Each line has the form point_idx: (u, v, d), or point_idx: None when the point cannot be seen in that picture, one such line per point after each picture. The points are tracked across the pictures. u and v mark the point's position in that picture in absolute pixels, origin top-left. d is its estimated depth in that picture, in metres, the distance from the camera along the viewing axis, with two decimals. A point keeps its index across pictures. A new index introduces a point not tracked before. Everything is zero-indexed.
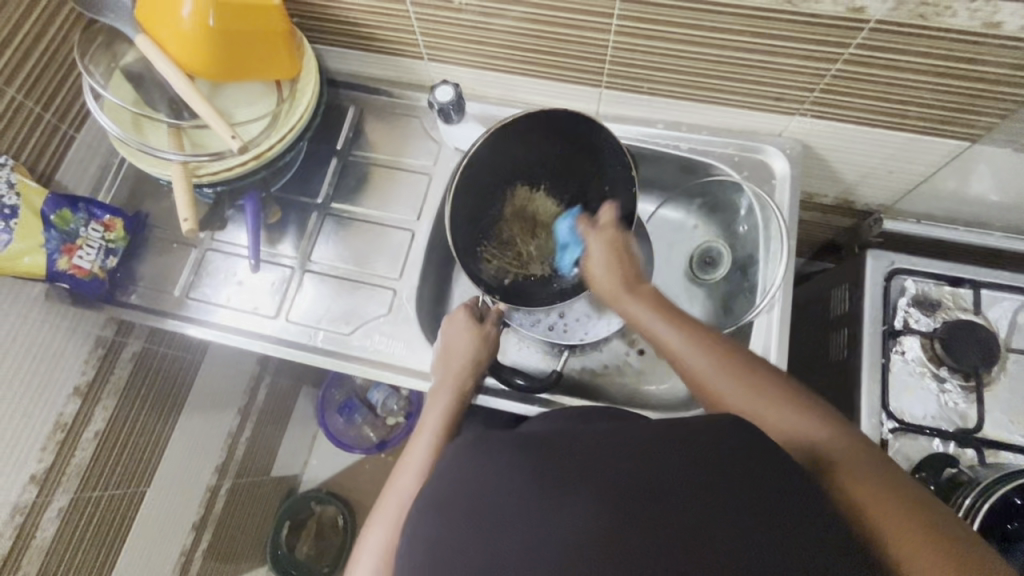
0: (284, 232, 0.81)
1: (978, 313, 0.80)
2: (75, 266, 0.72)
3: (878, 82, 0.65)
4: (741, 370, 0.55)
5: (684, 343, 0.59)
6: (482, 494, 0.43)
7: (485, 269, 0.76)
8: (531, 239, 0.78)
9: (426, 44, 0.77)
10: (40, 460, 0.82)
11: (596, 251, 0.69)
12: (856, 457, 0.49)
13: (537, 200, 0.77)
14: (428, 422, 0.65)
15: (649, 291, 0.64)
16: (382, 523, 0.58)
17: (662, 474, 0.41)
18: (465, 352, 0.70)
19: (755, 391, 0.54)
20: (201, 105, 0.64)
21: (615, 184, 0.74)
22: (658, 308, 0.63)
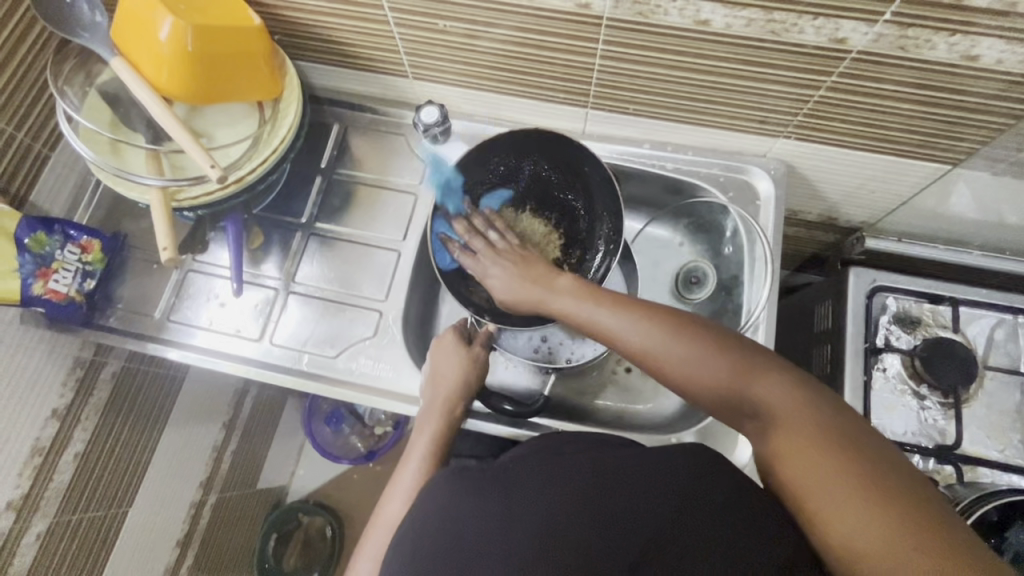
0: (268, 253, 0.79)
1: (957, 330, 0.81)
2: (51, 290, 0.71)
3: (859, 109, 0.65)
4: (720, 356, 0.50)
5: (652, 336, 0.52)
6: (460, 523, 0.44)
7: (476, 292, 0.77)
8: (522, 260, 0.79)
9: (411, 63, 0.76)
10: (16, 486, 0.80)
11: (494, 275, 0.67)
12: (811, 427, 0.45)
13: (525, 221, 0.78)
14: (414, 446, 0.64)
15: (581, 289, 0.60)
16: (372, 554, 0.57)
17: (633, 494, 0.44)
18: (454, 373, 0.69)
19: (729, 369, 0.50)
20: (177, 130, 0.62)
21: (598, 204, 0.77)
22: (585, 295, 0.59)
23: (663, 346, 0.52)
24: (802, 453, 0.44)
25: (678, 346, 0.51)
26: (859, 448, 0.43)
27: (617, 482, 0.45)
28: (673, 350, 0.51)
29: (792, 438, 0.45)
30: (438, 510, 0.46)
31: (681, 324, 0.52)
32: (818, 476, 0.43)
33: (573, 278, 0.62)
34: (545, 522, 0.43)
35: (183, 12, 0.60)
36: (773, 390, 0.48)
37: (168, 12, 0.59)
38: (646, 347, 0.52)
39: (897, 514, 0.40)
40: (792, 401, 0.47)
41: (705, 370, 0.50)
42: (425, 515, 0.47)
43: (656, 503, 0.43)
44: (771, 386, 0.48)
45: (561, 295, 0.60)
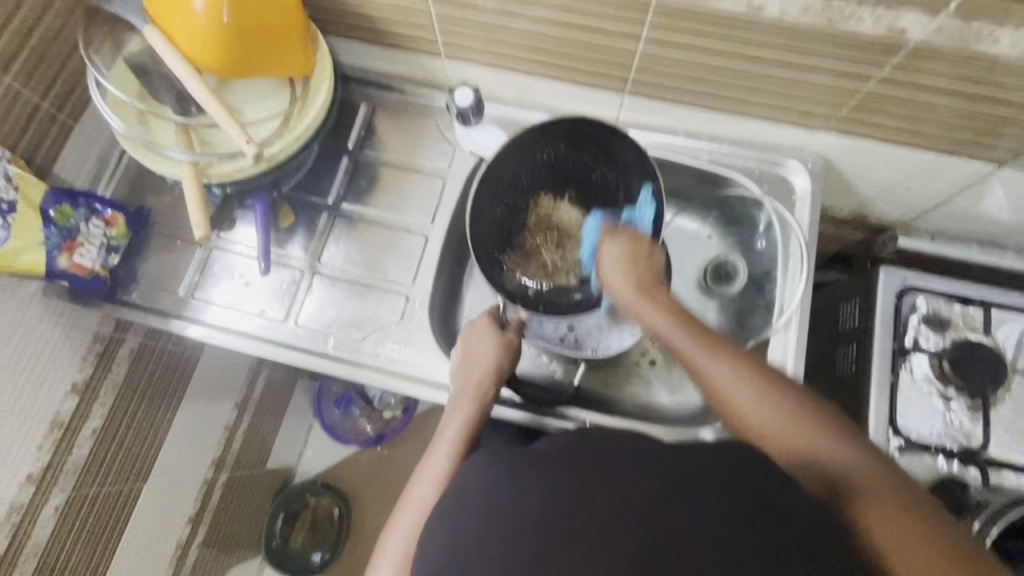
0: (294, 233, 0.78)
1: (988, 333, 0.80)
2: (76, 264, 0.70)
3: (907, 103, 0.64)
4: (793, 409, 0.53)
5: (735, 375, 0.56)
6: (500, 502, 0.44)
7: (509, 280, 0.77)
8: (555, 249, 0.77)
9: (444, 42, 0.74)
10: (36, 459, 0.80)
11: (607, 257, 0.67)
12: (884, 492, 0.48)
13: (562, 209, 0.78)
14: (446, 430, 0.63)
15: (674, 308, 0.62)
16: (403, 533, 0.57)
17: (678, 483, 0.42)
18: (486, 357, 0.68)
19: (798, 422, 0.53)
20: (212, 106, 0.61)
21: (635, 187, 0.75)
22: (673, 313, 0.61)
23: (744, 393, 0.55)
24: (882, 516, 0.47)
25: (756, 385, 0.55)
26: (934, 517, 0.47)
27: (663, 471, 0.43)
28: (747, 392, 0.55)
29: (878, 502, 0.48)
30: (474, 489, 0.46)
31: (763, 374, 0.56)
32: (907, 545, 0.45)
33: (671, 292, 0.64)
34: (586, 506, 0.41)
35: None
36: (840, 446, 0.51)
37: None
38: (728, 387, 0.56)
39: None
40: (860, 462, 0.50)
41: (777, 416, 0.53)
42: (465, 491, 0.47)
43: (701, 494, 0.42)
44: (838, 446, 0.51)
45: (650, 308, 0.62)
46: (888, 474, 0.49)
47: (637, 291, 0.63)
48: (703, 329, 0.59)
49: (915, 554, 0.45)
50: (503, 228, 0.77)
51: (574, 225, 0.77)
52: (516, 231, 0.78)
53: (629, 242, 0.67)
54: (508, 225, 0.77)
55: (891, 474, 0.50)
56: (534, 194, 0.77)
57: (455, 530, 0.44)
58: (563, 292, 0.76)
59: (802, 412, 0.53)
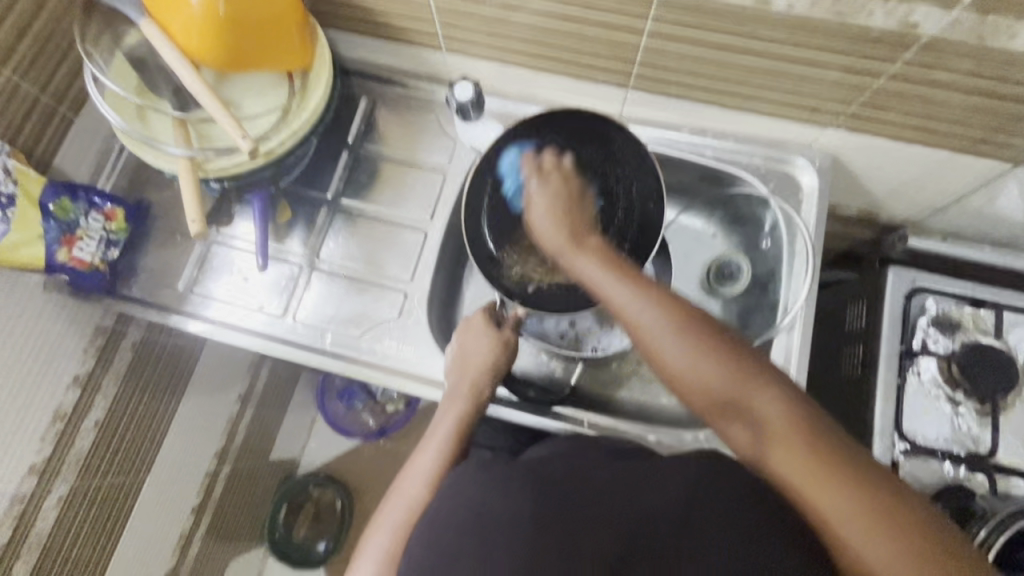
0: (293, 229, 0.78)
1: (998, 336, 0.78)
2: (75, 258, 0.70)
3: (920, 99, 0.62)
4: (718, 357, 0.50)
5: (659, 321, 0.52)
6: (486, 506, 0.43)
7: (506, 277, 0.74)
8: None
9: (444, 35, 0.73)
10: (39, 451, 0.81)
11: (535, 214, 0.64)
12: (812, 437, 0.46)
13: None
14: (438, 427, 0.63)
15: (605, 261, 0.59)
16: (385, 529, 0.56)
17: (659, 490, 0.43)
18: (481, 355, 0.68)
19: (721, 368, 0.50)
20: (208, 100, 0.60)
21: (633, 184, 0.72)
22: (606, 264, 0.58)
23: (669, 340, 0.51)
24: (815, 469, 0.44)
25: (682, 334, 0.51)
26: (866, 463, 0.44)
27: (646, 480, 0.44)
28: (671, 338, 0.51)
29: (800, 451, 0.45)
30: (467, 496, 0.45)
31: (688, 317, 0.52)
32: (838, 498, 0.43)
33: (601, 242, 0.61)
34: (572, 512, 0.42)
35: None
36: (770, 398, 0.48)
37: None
38: (654, 334, 0.52)
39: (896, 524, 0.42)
40: (786, 410, 0.47)
41: (703, 367, 0.50)
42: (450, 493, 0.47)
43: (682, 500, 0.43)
44: (765, 396, 0.48)
45: (588, 262, 0.59)
46: (814, 420, 0.46)
47: (568, 241, 0.61)
48: (630, 279, 0.55)
49: (844, 505, 0.43)
50: (498, 224, 0.74)
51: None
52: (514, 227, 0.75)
53: (552, 165, 0.68)
54: (503, 221, 0.74)
55: (817, 417, 0.47)
56: (533, 189, 0.74)
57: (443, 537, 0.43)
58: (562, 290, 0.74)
59: (725, 356, 0.50)
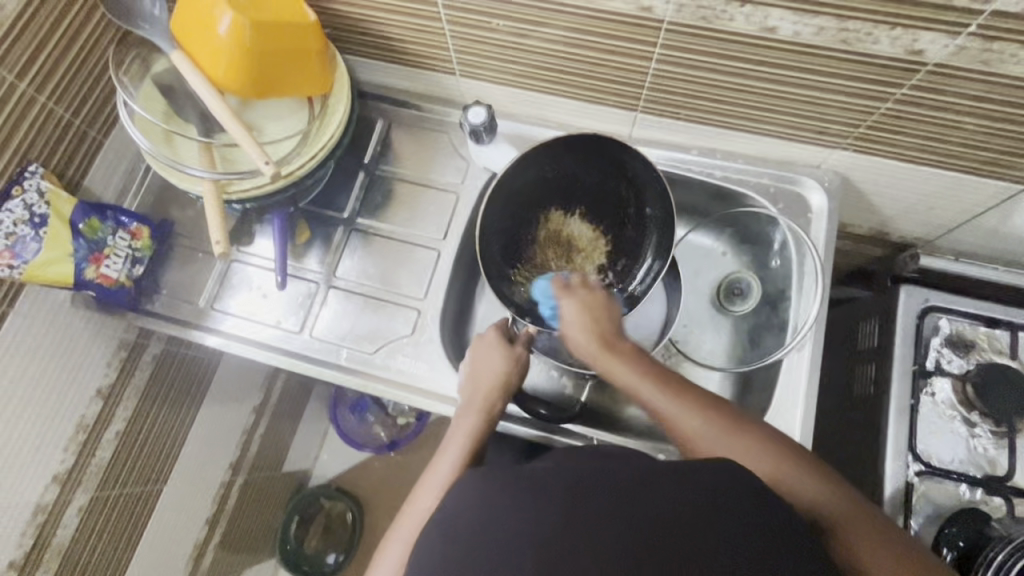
0: (311, 247, 0.80)
1: (1014, 357, 0.77)
2: (103, 275, 0.73)
3: (928, 122, 0.62)
4: (762, 450, 0.55)
5: (709, 425, 0.57)
6: (491, 517, 0.44)
7: (518, 292, 0.77)
8: (565, 263, 0.79)
9: (458, 61, 0.75)
10: (62, 461, 0.83)
11: (569, 314, 0.67)
12: (863, 528, 0.52)
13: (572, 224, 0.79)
14: (450, 442, 0.64)
15: (639, 364, 0.62)
16: (399, 539, 0.58)
17: (659, 496, 0.44)
18: (493, 370, 0.68)
19: (768, 461, 0.55)
20: (233, 125, 0.62)
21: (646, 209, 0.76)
22: (645, 368, 0.62)
23: (718, 440, 0.57)
24: (874, 560, 0.50)
25: (725, 434, 0.57)
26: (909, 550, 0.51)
27: (647, 487, 0.45)
28: (717, 435, 0.57)
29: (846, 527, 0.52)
30: (474, 504, 0.46)
31: (723, 412, 0.58)
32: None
33: (633, 345, 0.65)
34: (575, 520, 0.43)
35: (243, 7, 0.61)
36: (821, 490, 0.54)
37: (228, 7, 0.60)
38: (700, 434, 0.57)
39: None
40: (836, 501, 0.53)
41: (751, 460, 0.55)
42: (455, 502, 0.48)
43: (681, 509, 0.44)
44: (817, 487, 0.54)
45: (615, 362, 0.63)
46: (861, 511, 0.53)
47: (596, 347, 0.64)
48: (667, 386, 0.60)
49: None
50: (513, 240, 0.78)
51: (586, 241, 0.78)
52: (526, 244, 0.79)
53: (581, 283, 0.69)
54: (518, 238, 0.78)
55: (861, 505, 0.53)
56: (546, 208, 0.78)
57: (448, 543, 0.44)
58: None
59: (768, 447, 0.56)
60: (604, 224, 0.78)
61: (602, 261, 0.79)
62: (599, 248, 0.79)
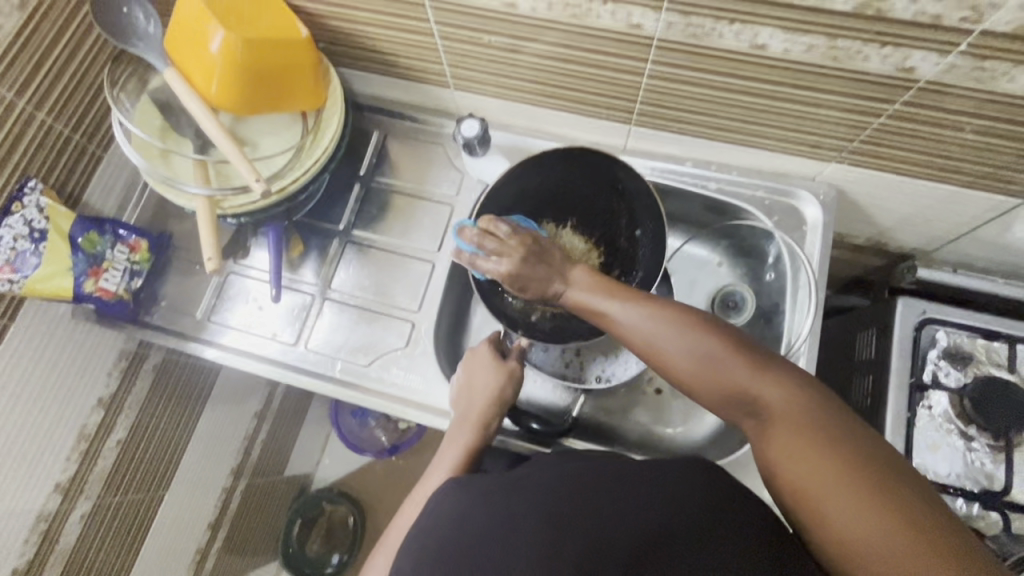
0: (306, 258, 0.81)
1: (1012, 370, 0.77)
2: (101, 288, 0.74)
3: (922, 138, 0.62)
4: (709, 346, 0.51)
5: (651, 318, 0.53)
6: (465, 522, 0.45)
7: (510, 306, 0.77)
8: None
9: (452, 74, 0.76)
10: (64, 469, 0.84)
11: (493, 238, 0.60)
12: (809, 426, 0.47)
13: (565, 237, 0.79)
14: (444, 457, 0.65)
15: (590, 269, 0.59)
16: (387, 553, 0.59)
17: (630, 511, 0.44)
18: (487, 386, 0.69)
19: (710, 356, 0.51)
20: (225, 142, 0.63)
21: (637, 223, 0.76)
22: (594, 271, 0.58)
23: (656, 331, 0.53)
24: (807, 451, 0.46)
25: (667, 327, 0.53)
26: (867, 453, 0.45)
27: (618, 499, 0.45)
28: (659, 329, 0.53)
29: (797, 434, 0.47)
30: (451, 516, 0.46)
31: (673, 309, 0.53)
32: (836, 483, 0.44)
33: (586, 260, 0.59)
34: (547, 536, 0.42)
35: (234, 25, 0.61)
36: (773, 384, 0.49)
37: (219, 25, 0.60)
38: (640, 328, 0.54)
39: (898, 515, 0.42)
40: (788, 397, 0.48)
41: (691, 356, 0.52)
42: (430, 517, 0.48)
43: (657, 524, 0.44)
44: (767, 383, 0.49)
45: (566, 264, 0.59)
46: (818, 410, 0.47)
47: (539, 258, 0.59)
48: (613, 283, 0.57)
49: (846, 494, 0.44)
50: None
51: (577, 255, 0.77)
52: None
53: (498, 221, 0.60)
54: None
55: (827, 406, 0.48)
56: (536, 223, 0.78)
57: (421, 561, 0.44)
58: (565, 318, 0.77)
59: (714, 344, 0.51)
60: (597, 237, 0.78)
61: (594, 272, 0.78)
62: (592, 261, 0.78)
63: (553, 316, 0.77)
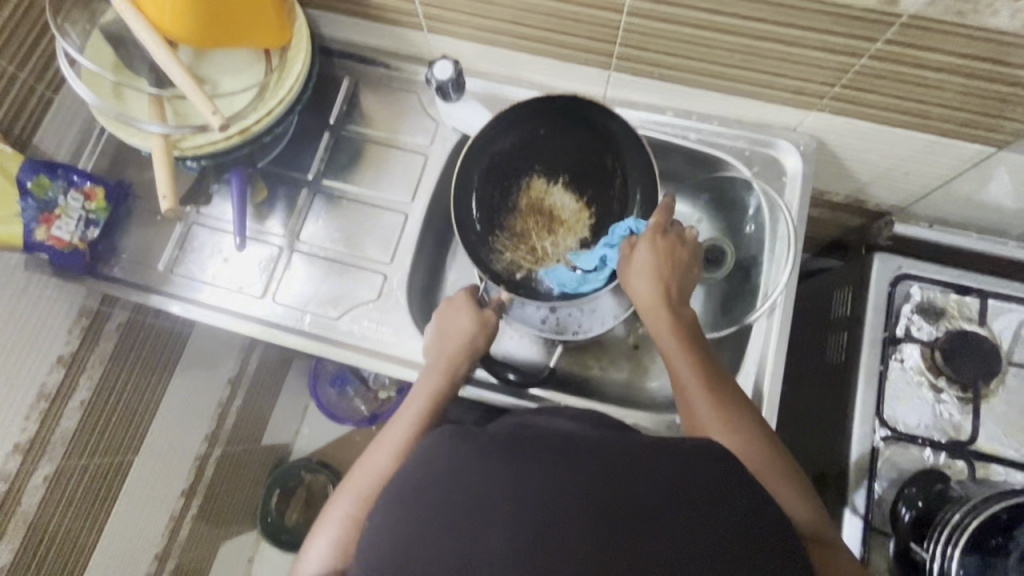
0: (273, 208, 0.78)
1: (983, 324, 0.77)
2: (53, 237, 0.70)
3: (901, 81, 0.61)
4: (760, 455, 0.56)
5: (721, 421, 0.56)
6: (453, 482, 0.43)
7: (495, 262, 0.76)
8: (546, 234, 0.77)
9: (425, 15, 0.72)
10: (23, 429, 0.81)
11: (638, 255, 0.65)
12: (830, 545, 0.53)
13: (556, 194, 0.76)
14: (411, 402, 0.63)
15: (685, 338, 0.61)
16: (350, 497, 0.57)
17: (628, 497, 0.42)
18: (461, 334, 0.67)
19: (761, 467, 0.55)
20: (178, 75, 0.59)
21: (633, 175, 0.74)
22: (683, 338, 0.61)
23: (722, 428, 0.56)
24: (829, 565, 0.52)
25: (733, 423, 0.56)
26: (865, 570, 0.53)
27: (620, 477, 0.42)
28: (724, 429, 0.56)
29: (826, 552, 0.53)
30: (435, 472, 0.44)
31: (738, 410, 0.57)
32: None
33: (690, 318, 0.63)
34: (533, 514, 0.41)
35: None
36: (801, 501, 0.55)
37: None
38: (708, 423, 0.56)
39: None
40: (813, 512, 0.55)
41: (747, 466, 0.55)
42: (411, 466, 0.45)
43: (654, 518, 0.41)
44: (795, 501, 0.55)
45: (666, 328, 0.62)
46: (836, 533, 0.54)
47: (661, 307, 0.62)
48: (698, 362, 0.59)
49: None
50: (492, 209, 0.76)
51: (569, 211, 0.76)
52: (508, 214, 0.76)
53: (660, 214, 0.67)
54: (499, 205, 0.76)
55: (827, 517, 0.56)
56: (529, 175, 0.76)
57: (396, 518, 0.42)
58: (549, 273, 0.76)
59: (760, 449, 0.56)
60: (590, 192, 0.76)
61: (585, 234, 0.76)
62: (586, 219, 0.76)
63: (539, 274, 0.76)
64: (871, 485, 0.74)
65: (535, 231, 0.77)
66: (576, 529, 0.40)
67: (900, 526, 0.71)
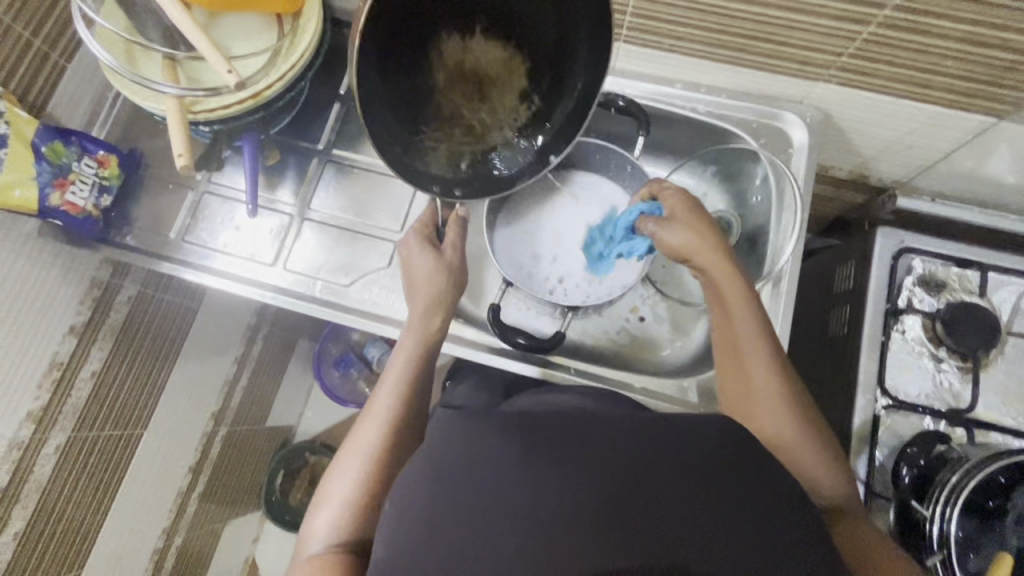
0: (283, 178, 0.78)
1: (983, 296, 0.79)
2: (68, 202, 0.70)
3: (907, 50, 0.62)
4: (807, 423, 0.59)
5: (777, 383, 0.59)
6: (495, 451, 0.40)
7: (433, 167, 0.65)
8: (478, 106, 0.65)
9: None
10: (36, 398, 0.81)
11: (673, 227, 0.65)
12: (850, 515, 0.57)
13: (473, 46, 0.61)
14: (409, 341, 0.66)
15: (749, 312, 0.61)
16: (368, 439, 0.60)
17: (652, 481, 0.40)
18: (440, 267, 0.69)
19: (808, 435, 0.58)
20: (196, 36, 0.60)
21: (577, 18, 0.57)
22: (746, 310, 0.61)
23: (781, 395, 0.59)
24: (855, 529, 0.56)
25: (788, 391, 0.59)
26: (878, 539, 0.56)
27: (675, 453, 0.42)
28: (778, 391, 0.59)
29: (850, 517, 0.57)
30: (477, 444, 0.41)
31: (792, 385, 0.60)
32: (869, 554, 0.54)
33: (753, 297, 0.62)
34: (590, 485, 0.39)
35: None
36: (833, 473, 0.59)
37: None
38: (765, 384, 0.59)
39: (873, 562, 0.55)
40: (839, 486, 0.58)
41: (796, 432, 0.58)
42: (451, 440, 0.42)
43: (707, 500, 0.40)
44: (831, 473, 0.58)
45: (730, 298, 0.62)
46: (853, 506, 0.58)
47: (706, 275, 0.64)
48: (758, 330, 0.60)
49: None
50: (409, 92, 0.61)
51: (494, 69, 0.62)
52: (426, 100, 0.62)
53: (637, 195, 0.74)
54: (413, 84, 0.61)
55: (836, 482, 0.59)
56: (435, 35, 0.59)
57: (408, 516, 0.40)
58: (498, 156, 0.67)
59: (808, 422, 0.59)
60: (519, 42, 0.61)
61: (522, 84, 0.64)
62: (522, 78, 0.63)
63: (482, 158, 0.67)
64: (872, 452, 0.75)
65: (463, 103, 0.64)
66: (625, 504, 0.39)
67: (901, 487, 0.72)
